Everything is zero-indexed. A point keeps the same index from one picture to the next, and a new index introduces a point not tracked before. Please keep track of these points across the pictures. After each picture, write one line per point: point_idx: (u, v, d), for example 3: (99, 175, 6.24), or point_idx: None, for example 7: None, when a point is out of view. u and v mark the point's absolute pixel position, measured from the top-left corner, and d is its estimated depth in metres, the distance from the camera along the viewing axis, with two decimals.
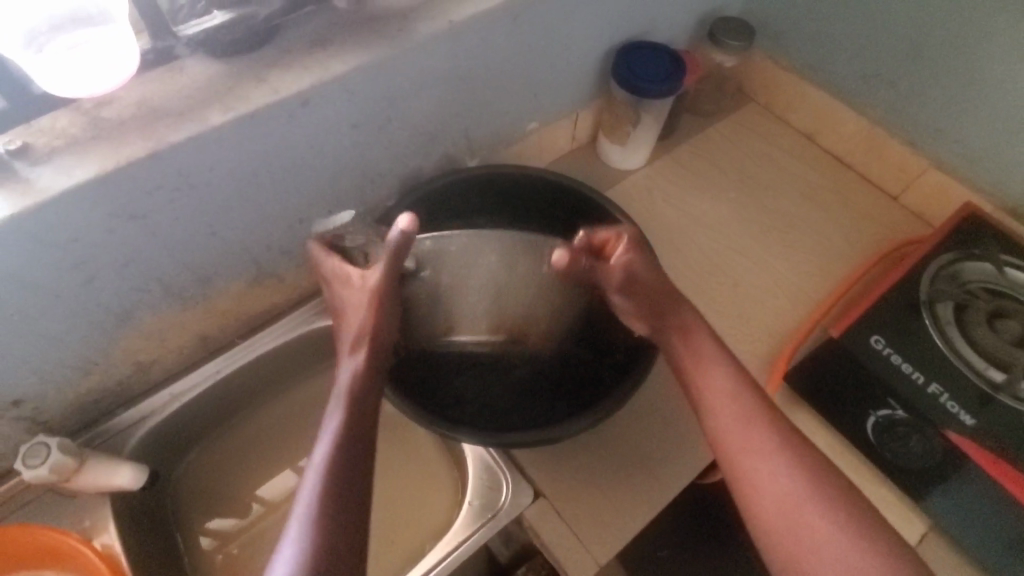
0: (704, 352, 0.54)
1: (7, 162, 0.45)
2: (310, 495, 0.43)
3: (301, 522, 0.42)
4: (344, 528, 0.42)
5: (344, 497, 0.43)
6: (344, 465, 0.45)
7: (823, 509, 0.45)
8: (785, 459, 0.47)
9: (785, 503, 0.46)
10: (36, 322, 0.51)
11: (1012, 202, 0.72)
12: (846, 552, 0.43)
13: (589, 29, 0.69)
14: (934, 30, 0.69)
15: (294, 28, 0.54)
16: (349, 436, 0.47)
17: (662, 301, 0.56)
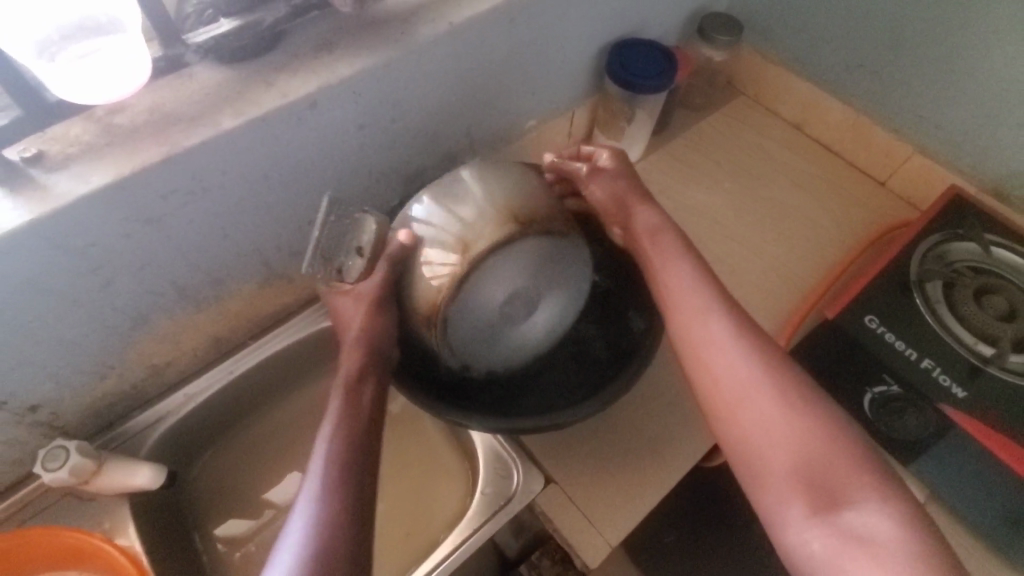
0: (664, 253, 0.60)
1: (24, 169, 0.46)
2: (309, 507, 0.45)
3: (301, 532, 0.44)
4: (353, 511, 0.45)
5: (345, 509, 0.45)
6: (343, 478, 0.47)
7: (770, 395, 0.50)
8: (736, 348, 0.53)
9: (733, 382, 0.52)
10: (56, 327, 0.52)
11: (994, 183, 0.74)
12: (792, 440, 0.48)
13: (583, 27, 0.71)
14: (913, 20, 0.71)
15: (300, 33, 0.55)
16: (352, 432, 0.51)
17: (622, 196, 0.64)
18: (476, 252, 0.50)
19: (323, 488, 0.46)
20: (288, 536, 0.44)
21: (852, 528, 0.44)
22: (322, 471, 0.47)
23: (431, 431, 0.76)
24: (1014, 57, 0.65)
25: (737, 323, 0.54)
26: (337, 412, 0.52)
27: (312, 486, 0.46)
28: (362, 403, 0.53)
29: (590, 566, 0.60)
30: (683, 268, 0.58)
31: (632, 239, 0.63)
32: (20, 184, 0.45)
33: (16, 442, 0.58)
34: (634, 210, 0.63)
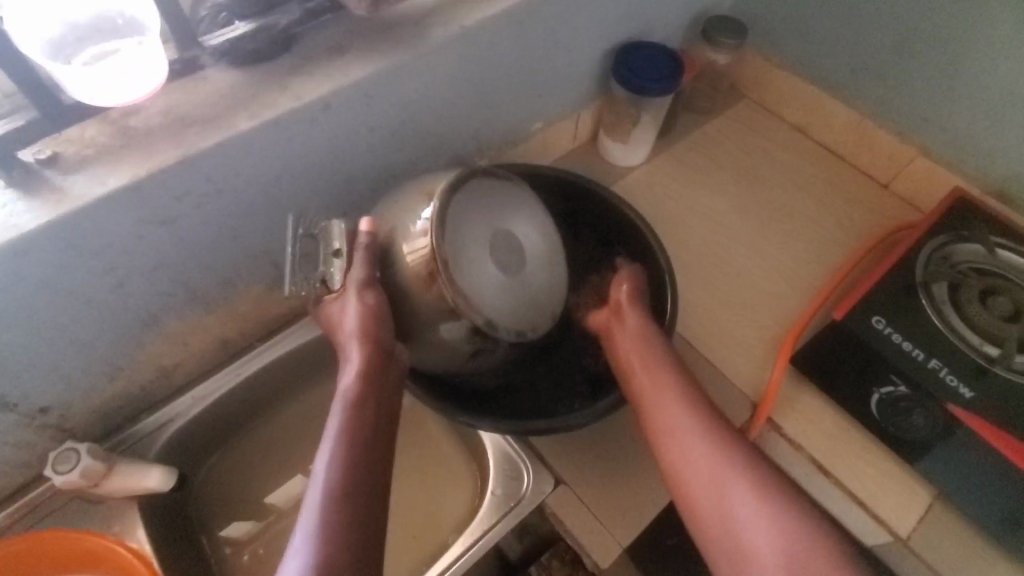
0: (649, 361, 0.56)
1: (39, 171, 0.46)
2: (307, 550, 0.41)
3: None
4: (356, 539, 0.43)
5: (349, 556, 0.42)
6: (346, 516, 0.44)
7: (748, 494, 0.47)
8: (710, 445, 0.50)
9: (715, 497, 0.48)
10: (68, 328, 0.52)
11: (996, 185, 0.75)
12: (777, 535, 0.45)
13: (590, 30, 0.72)
14: (917, 24, 0.72)
15: (312, 35, 0.55)
16: (353, 448, 0.47)
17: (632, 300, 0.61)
18: (434, 201, 0.53)
19: (323, 529, 0.42)
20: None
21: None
22: (322, 507, 0.44)
23: (436, 431, 0.76)
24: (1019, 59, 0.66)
25: (715, 420, 0.52)
26: (337, 434, 0.48)
27: (310, 524, 0.43)
28: (363, 416, 0.50)
29: (601, 566, 0.60)
30: (663, 365, 0.56)
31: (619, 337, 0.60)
32: (35, 186, 0.45)
33: (24, 444, 0.57)
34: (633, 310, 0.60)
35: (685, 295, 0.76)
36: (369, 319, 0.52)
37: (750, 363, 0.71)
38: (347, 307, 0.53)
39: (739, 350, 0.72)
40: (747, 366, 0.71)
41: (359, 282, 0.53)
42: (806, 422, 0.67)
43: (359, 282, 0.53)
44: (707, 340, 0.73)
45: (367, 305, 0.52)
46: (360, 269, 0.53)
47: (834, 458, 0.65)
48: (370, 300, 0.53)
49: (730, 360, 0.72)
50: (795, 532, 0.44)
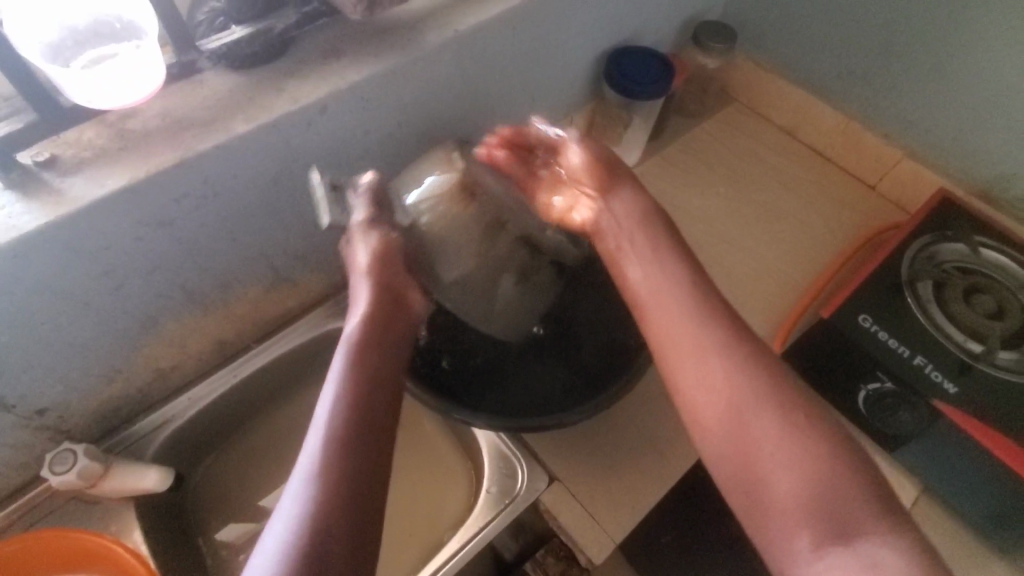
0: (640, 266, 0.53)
1: (37, 173, 0.46)
2: (299, 496, 0.38)
3: (294, 515, 0.38)
4: (353, 488, 0.39)
5: (350, 490, 0.39)
6: (348, 449, 0.41)
7: (762, 417, 0.43)
8: (734, 363, 0.45)
9: (737, 442, 0.43)
10: (66, 330, 0.52)
11: (980, 186, 0.77)
12: (794, 467, 0.41)
13: (582, 35, 0.73)
14: (901, 29, 0.74)
15: (308, 39, 0.56)
16: (357, 392, 0.44)
17: (608, 170, 0.59)
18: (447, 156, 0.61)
19: (323, 462, 0.40)
20: (278, 518, 0.38)
21: (866, 555, 0.37)
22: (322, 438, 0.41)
23: (432, 431, 0.76)
24: (1003, 63, 0.68)
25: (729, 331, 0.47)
26: (343, 367, 0.46)
27: (310, 456, 0.40)
28: (370, 362, 0.47)
29: (596, 562, 0.61)
30: (665, 267, 0.52)
31: (613, 219, 0.57)
32: (34, 188, 0.46)
33: (22, 445, 0.58)
34: (588, 176, 0.59)
35: None
36: (383, 262, 0.54)
37: None
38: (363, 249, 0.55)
39: None
40: None
41: (371, 224, 0.55)
42: None
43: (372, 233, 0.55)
44: None
45: (386, 245, 0.55)
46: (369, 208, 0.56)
47: None
48: (389, 241, 0.55)
49: None
50: (813, 462, 0.41)
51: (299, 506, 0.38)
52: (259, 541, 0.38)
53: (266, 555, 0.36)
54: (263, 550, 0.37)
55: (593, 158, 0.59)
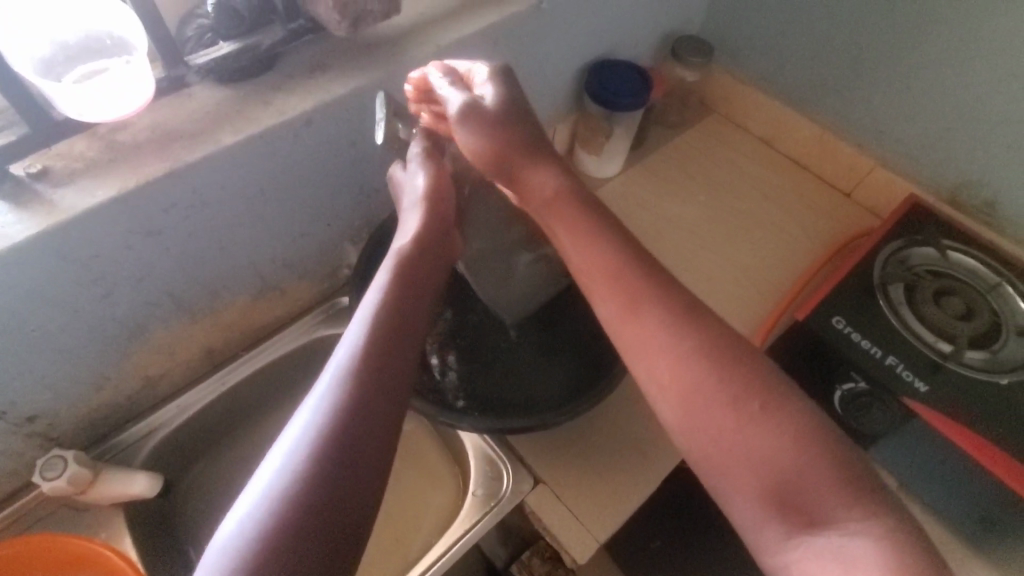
0: (578, 241, 0.51)
1: (29, 184, 0.48)
2: (330, 394, 0.39)
3: (318, 421, 0.37)
4: (380, 398, 0.40)
5: (376, 410, 0.39)
6: (379, 369, 0.41)
7: (724, 399, 0.42)
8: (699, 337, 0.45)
9: (704, 419, 0.43)
10: (55, 338, 0.53)
11: (948, 192, 0.80)
12: (763, 451, 0.40)
13: (562, 50, 0.75)
14: (867, 44, 0.77)
15: (295, 54, 0.58)
16: (396, 307, 0.45)
17: (500, 153, 0.53)
18: None
19: (354, 376, 0.40)
20: (301, 420, 0.38)
21: (836, 543, 0.37)
22: (354, 354, 0.41)
23: (421, 436, 0.78)
24: (965, 76, 0.70)
25: (676, 309, 0.46)
26: (381, 291, 0.46)
27: (339, 369, 0.40)
28: (411, 283, 0.47)
29: (581, 562, 0.62)
30: (600, 249, 0.49)
31: (527, 204, 0.55)
32: (26, 198, 0.47)
33: (12, 453, 0.58)
34: (491, 161, 0.54)
35: None
36: (433, 190, 0.55)
37: None
38: (417, 178, 0.56)
39: None
40: None
41: (430, 157, 0.58)
42: None
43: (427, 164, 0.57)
44: None
45: (438, 176, 0.57)
46: (423, 141, 0.58)
47: None
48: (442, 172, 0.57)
49: None
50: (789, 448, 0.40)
51: (324, 412, 0.38)
52: (280, 438, 0.38)
53: (288, 451, 0.36)
54: (283, 446, 0.37)
55: (487, 139, 0.53)
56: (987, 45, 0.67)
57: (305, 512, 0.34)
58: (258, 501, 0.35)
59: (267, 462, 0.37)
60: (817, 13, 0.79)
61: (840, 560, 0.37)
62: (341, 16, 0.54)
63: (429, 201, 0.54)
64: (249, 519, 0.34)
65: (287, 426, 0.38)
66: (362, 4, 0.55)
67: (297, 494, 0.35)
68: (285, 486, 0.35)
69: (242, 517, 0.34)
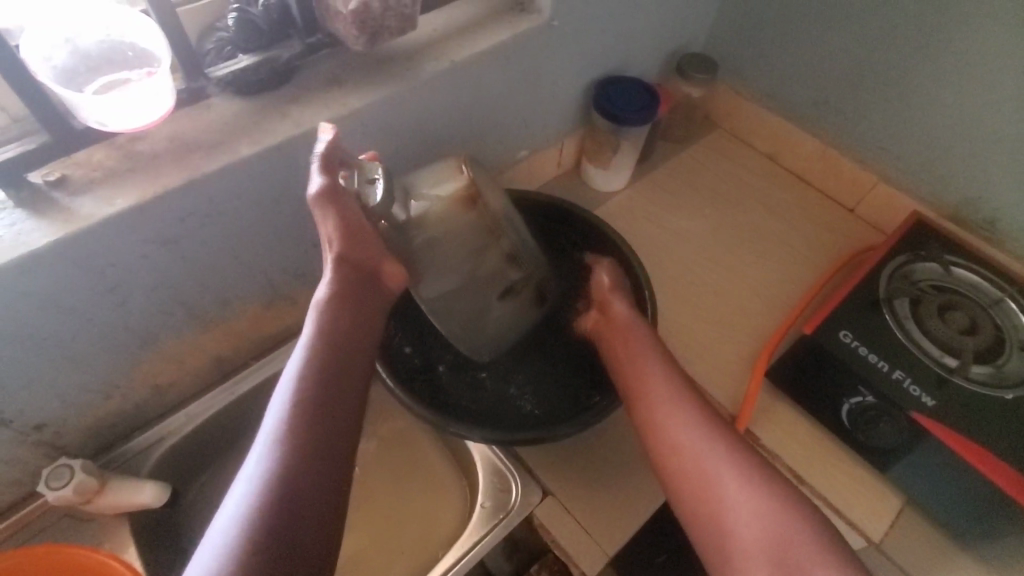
0: (644, 361, 0.59)
1: (48, 193, 0.48)
2: (266, 458, 0.41)
3: (263, 470, 0.41)
4: (317, 455, 0.42)
5: (314, 464, 0.42)
6: (317, 416, 0.44)
7: (745, 490, 0.49)
8: (701, 422, 0.53)
9: (705, 495, 0.50)
10: (67, 346, 0.53)
11: (950, 209, 0.81)
12: (759, 512, 0.47)
13: (572, 65, 0.76)
14: (871, 62, 0.78)
15: (312, 68, 0.59)
16: (322, 364, 0.47)
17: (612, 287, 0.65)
18: (439, 173, 0.58)
19: (292, 426, 0.43)
20: (246, 473, 0.41)
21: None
22: (290, 404, 0.44)
23: (427, 447, 0.77)
24: (966, 95, 0.72)
25: (710, 420, 0.54)
26: (308, 339, 0.48)
27: (277, 419, 0.43)
28: (335, 337, 0.49)
29: None
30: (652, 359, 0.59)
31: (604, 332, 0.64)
32: (44, 206, 0.48)
33: (18, 461, 0.58)
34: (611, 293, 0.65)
35: (666, 316, 0.80)
36: (354, 232, 0.52)
37: (726, 375, 0.75)
38: (326, 222, 0.51)
39: (717, 362, 0.76)
40: (723, 379, 0.75)
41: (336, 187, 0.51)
42: (780, 432, 0.72)
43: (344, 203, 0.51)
44: (684, 354, 0.77)
45: (347, 222, 0.51)
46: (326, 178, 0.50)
47: (807, 470, 0.70)
48: (352, 220, 0.52)
49: (708, 373, 0.75)
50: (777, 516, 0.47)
51: (268, 462, 0.41)
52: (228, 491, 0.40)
53: (236, 503, 0.39)
54: (231, 499, 0.40)
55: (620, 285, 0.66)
56: (987, 65, 0.68)
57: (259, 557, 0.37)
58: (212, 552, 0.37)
59: (217, 516, 0.39)
60: (820, 33, 0.81)
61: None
62: (360, 32, 0.55)
63: (345, 245, 0.52)
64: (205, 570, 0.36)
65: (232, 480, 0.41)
66: (381, 20, 0.56)
67: (250, 542, 0.37)
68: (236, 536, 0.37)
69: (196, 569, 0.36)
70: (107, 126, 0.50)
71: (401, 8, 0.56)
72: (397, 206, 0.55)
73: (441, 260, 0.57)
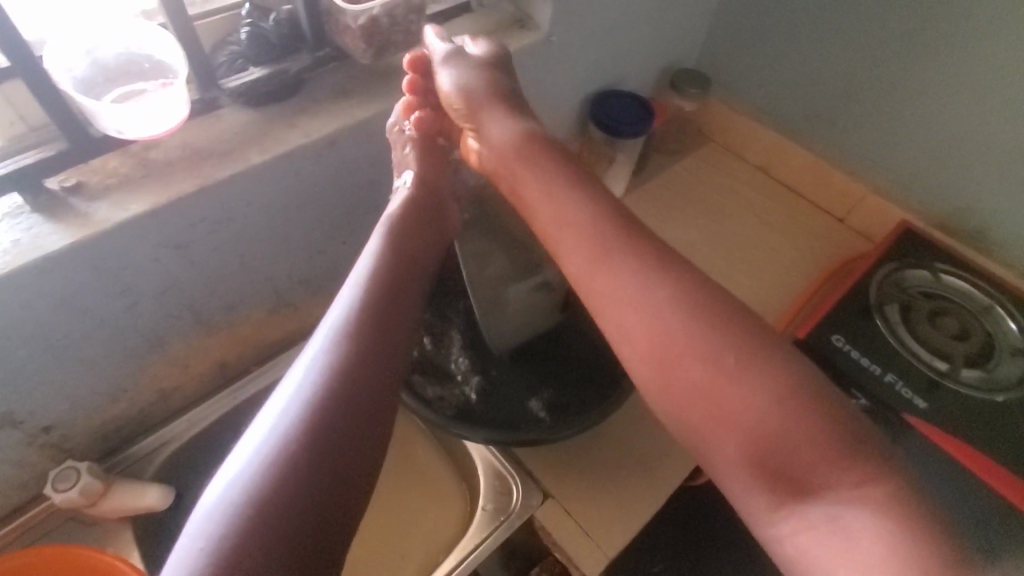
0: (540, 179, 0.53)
1: (65, 198, 0.50)
2: (294, 411, 0.39)
3: (282, 429, 0.38)
4: (347, 419, 0.39)
5: (342, 427, 0.39)
6: (347, 384, 0.41)
7: (761, 408, 0.40)
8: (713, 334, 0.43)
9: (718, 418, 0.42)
10: (79, 348, 0.54)
11: (938, 219, 0.83)
12: (768, 431, 0.40)
13: (570, 80, 0.79)
14: (858, 75, 0.81)
15: (320, 80, 0.61)
16: (367, 324, 0.44)
17: (473, 97, 0.57)
18: None
19: (323, 390, 0.40)
20: (270, 426, 0.38)
21: (831, 518, 0.37)
22: (323, 365, 0.41)
23: (429, 453, 0.78)
24: (951, 109, 0.75)
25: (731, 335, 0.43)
26: (353, 301, 0.46)
27: (309, 379, 0.41)
28: (385, 299, 0.47)
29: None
30: (577, 192, 0.52)
31: (489, 154, 0.58)
32: (62, 211, 0.49)
33: (25, 464, 0.59)
34: (464, 93, 0.57)
35: None
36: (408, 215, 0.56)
37: None
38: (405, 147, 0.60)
39: None
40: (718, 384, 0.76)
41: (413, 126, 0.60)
42: None
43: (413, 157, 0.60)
44: None
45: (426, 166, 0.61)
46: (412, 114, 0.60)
47: None
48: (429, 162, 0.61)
49: None
50: (773, 413, 0.40)
51: (288, 420, 0.38)
52: (244, 438, 0.39)
53: (248, 457, 0.37)
54: (244, 451, 0.38)
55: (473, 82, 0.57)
56: (971, 80, 0.71)
57: (257, 522, 0.34)
58: (217, 502, 0.35)
59: (228, 463, 0.38)
60: (809, 49, 0.84)
61: (833, 527, 0.37)
62: (367, 46, 0.58)
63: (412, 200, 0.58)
64: (207, 520, 0.35)
65: (250, 429, 0.39)
66: (387, 34, 0.59)
67: (249, 510, 0.34)
68: (241, 493, 0.35)
69: (200, 516, 0.35)
70: (125, 134, 0.52)
71: (408, 24, 0.60)
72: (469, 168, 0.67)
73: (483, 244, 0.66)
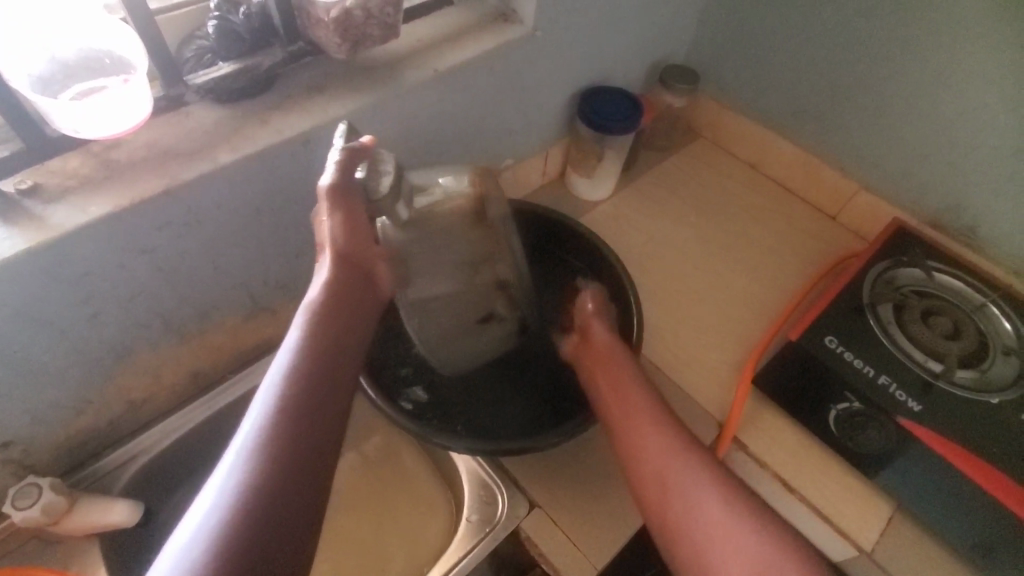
0: (618, 376, 0.58)
1: (19, 201, 0.47)
2: (237, 478, 0.37)
3: (218, 513, 0.36)
4: (292, 476, 0.39)
5: (290, 487, 0.38)
6: (291, 441, 0.40)
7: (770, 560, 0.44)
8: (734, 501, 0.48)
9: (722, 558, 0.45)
10: (38, 360, 0.52)
11: (932, 215, 0.81)
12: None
13: (555, 76, 0.77)
14: (847, 71, 0.79)
15: (293, 76, 0.59)
16: (309, 375, 0.43)
17: (598, 310, 0.64)
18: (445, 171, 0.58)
19: (264, 449, 0.39)
20: (213, 493, 0.37)
21: None
22: (264, 424, 0.40)
23: (414, 460, 0.76)
24: (940, 105, 0.73)
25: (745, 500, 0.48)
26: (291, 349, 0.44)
27: (251, 439, 0.39)
28: (330, 347, 0.45)
29: None
30: (640, 389, 0.57)
31: (584, 353, 0.62)
32: (14, 215, 0.46)
33: None
34: (596, 305, 0.65)
35: (652, 323, 0.80)
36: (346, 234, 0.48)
37: (713, 382, 0.75)
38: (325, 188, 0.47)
39: (705, 367, 0.76)
40: (709, 386, 0.74)
41: (341, 179, 0.47)
42: (770, 440, 0.71)
43: (345, 209, 0.47)
44: (677, 366, 0.76)
45: (350, 214, 0.48)
46: (340, 172, 0.47)
47: (806, 476, 0.68)
48: (355, 209, 0.48)
49: (695, 382, 0.75)
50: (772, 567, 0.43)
51: (230, 493, 0.37)
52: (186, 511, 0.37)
53: (190, 538, 0.35)
54: (187, 528, 0.36)
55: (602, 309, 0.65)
56: (959, 76, 0.70)
57: None
58: None
59: (170, 543, 0.35)
60: (798, 44, 0.82)
61: None
62: (342, 39, 0.56)
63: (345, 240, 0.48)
64: None
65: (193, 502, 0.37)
66: (362, 27, 0.56)
67: None
68: None
69: None
70: (82, 134, 0.49)
71: (384, 16, 0.57)
72: (402, 204, 0.52)
73: (439, 258, 0.57)
